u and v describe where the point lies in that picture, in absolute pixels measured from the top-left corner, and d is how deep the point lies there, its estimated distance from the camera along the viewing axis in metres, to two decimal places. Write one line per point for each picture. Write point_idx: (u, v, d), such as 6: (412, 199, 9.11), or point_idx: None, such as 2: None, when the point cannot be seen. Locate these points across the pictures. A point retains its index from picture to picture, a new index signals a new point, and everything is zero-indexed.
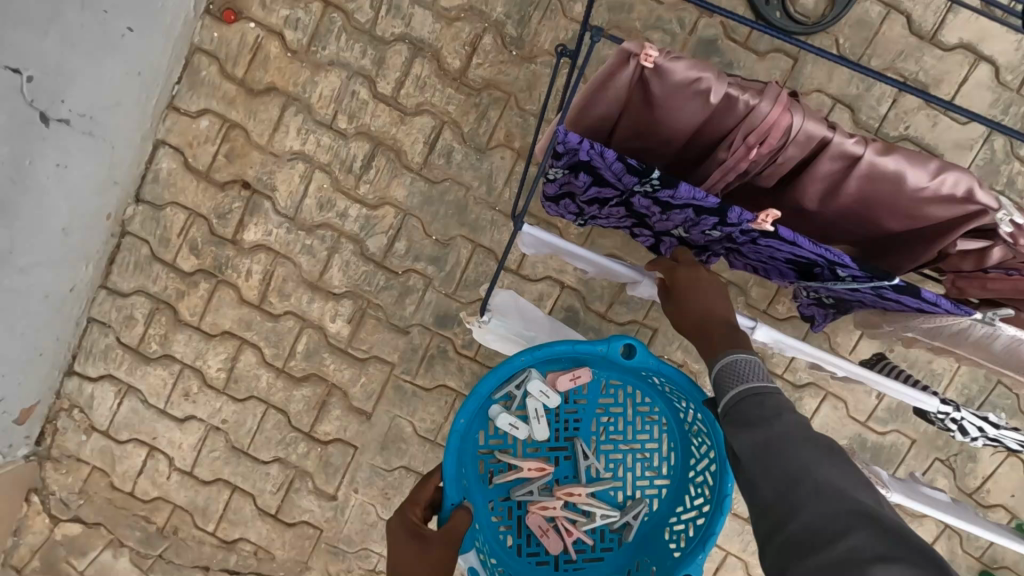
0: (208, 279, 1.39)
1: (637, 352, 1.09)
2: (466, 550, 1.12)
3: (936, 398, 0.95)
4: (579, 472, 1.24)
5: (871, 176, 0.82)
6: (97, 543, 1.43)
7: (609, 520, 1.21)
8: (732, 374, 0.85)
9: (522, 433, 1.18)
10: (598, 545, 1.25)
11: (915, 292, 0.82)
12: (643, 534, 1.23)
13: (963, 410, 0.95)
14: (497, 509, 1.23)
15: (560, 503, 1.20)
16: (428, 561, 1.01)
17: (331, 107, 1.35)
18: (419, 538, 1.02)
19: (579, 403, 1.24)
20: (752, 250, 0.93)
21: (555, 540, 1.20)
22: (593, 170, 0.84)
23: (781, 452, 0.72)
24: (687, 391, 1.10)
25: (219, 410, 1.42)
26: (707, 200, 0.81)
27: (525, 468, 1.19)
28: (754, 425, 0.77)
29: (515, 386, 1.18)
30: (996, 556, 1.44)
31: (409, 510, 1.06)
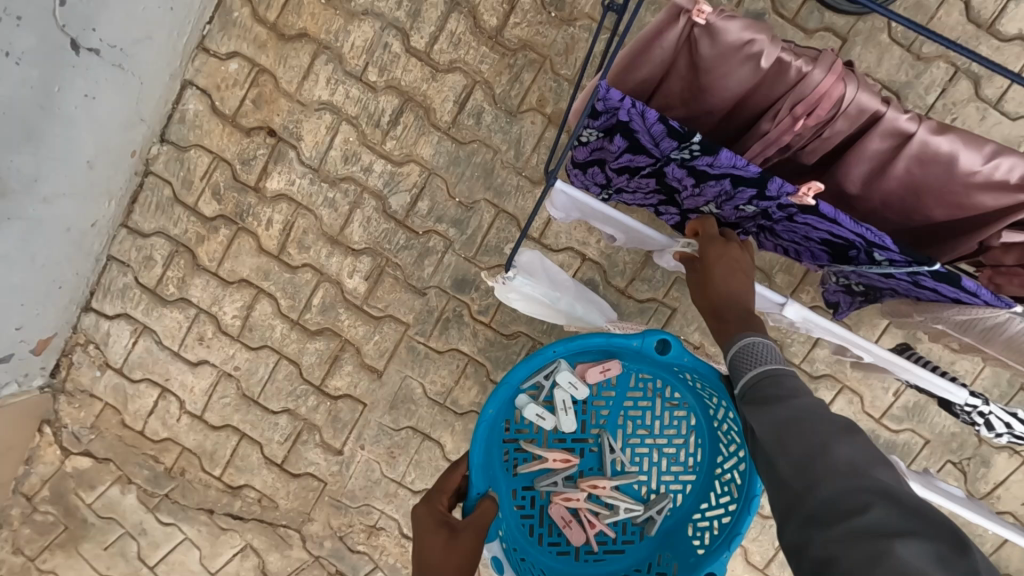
0: (228, 225, 1.39)
1: (672, 347, 1.07)
2: (489, 539, 1.09)
3: (965, 390, 0.91)
4: (604, 464, 1.23)
5: (921, 157, 0.78)
6: (106, 478, 1.47)
7: (632, 513, 1.20)
8: (750, 357, 0.87)
9: (548, 423, 1.20)
10: (619, 537, 1.24)
11: (954, 279, 0.78)
12: (666, 527, 1.22)
13: (992, 404, 0.92)
14: (520, 498, 1.24)
15: (583, 495, 1.19)
16: (461, 553, 0.96)
17: (361, 59, 1.32)
18: (447, 527, 0.99)
19: (608, 396, 1.23)
20: (786, 229, 0.91)
21: (578, 531, 1.20)
22: (630, 133, 0.82)
23: (799, 428, 0.73)
24: (718, 388, 1.08)
25: (232, 356, 1.42)
26: (748, 169, 0.77)
27: (549, 459, 1.19)
28: (770, 401, 0.79)
29: (544, 376, 1.20)
30: (999, 563, 1.40)
31: (436, 498, 1.04)
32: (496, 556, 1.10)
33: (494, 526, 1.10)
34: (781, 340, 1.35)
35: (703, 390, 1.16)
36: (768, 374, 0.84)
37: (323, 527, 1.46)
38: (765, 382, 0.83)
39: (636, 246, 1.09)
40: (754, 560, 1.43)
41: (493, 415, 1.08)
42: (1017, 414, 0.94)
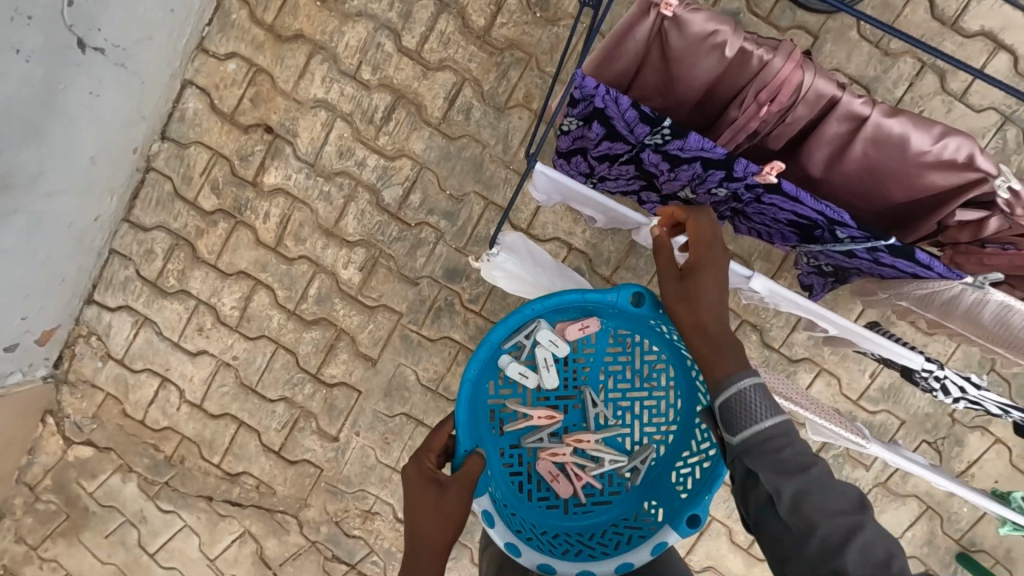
0: (227, 219, 1.43)
1: (646, 301, 1.10)
2: (477, 492, 1.09)
3: (920, 355, 0.86)
4: (587, 419, 1.27)
5: (877, 139, 0.84)
6: (107, 467, 1.51)
7: (617, 465, 1.25)
8: (744, 407, 0.81)
9: (532, 381, 1.23)
10: (607, 489, 1.28)
11: (909, 253, 0.83)
12: (650, 476, 1.25)
13: (947, 368, 0.86)
14: (507, 457, 1.26)
15: (569, 450, 1.24)
16: (447, 509, 0.96)
17: (355, 58, 1.38)
18: (436, 483, 0.98)
19: (588, 353, 1.27)
20: (756, 211, 0.96)
21: (565, 484, 1.24)
22: (607, 120, 0.87)
23: (821, 503, 0.72)
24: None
25: (230, 346, 1.47)
26: (716, 151, 0.83)
27: (535, 416, 1.23)
28: (790, 472, 0.75)
29: (525, 335, 1.24)
30: (975, 539, 1.45)
31: (424, 457, 1.03)
32: (486, 510, 1.09)
33: (481, 482, 1.11)
34: (761, 325, 1.40)
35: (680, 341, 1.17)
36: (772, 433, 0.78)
37: (320, 512, 1.50)
38: (771, 439, 0.78)
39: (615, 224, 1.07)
40: (738, 539, 1.47)
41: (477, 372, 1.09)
42: (972, 378, 0.88)
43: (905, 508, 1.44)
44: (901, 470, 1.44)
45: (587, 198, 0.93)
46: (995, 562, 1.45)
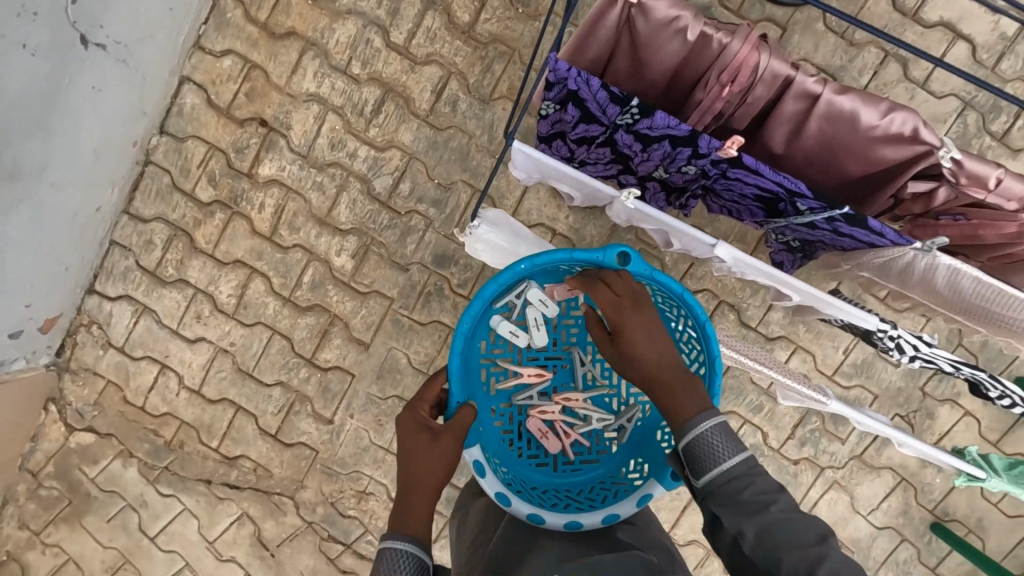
0: (224, 209, 1.49)
1: (632, 260, 1.07)
2: (469, 443, 1.14)
3: (876, 316, 0.91)
4: (576, 378, 1.37)
5: (830, 116, 0.90)
6: (108, 453, 1.56)
7: (604, 423, 1.34)
8: (706, 452, 0.87)
9: (522, 341, 1.29)
10: (594, 448, 1.36)
11: (862, 221, 0.88)
12: (636, 435, 1.31)
13: (899, 327, 0.90)
14: (499, 415, 1.34)
15: (558, 408, 1.33)
16: (438, 455, 1.02)
17: (346, 54, 1.44)
18: (428, 430, 1.03)
19: (576, 316, 1.36)
20: (724, 187, 1.02)
21: (555, 441, 1.32)
22: (580, 102, 0.93)
23: (785, 536, 0.79)
24: (678, 297, 1.10)
25: (228, 333, 1.52)
26: (681, 128, 0.88)
27: (525, 374, 1.31)
28: (751, 511, 0.81)
29: (517, 296, 1.30)
30: (948, 509, 1.50)
31: (418, 407, 1.07)
32: (477, 461, 1.13)
33: (472, 434, 1.16)
34: (738, 305, 1.45)
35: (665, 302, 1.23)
36: (730, 472, 0.85)
37: (316, 493, 1.55)
38: (729, 477, 0.85)
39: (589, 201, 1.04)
40: None
41: (470, 327, 1.12)
42: (923, 336, 0.91)
43: (879, 479, 1.50)
44: (876, 443, 1.49)
45: (566, 175, 0.96)
46: (968, 531, 1.51)
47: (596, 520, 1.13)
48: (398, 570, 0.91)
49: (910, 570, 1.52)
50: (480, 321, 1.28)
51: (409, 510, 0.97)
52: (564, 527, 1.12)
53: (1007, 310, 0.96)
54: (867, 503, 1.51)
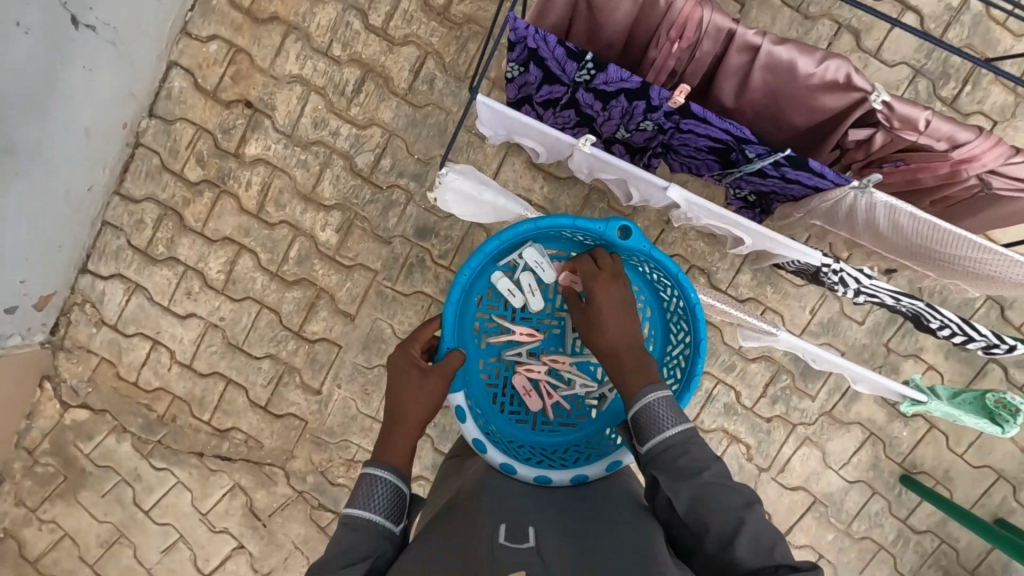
0: (212, 188, 1.55)
1: (632, 234, 1.16)
2: (454, 389, 1.22)
3: (819, 251, 0.97)
4: (565, 343, 1.42)
5: (771, 66, 0.96)
6: (103, 428, 1.60)
7: (586, 390, 1.39)
8: (651, 420, 0.97)
9: (518, 301, 1.35)
10: (574, 413, 1.41)
11: (803, 162, 0.95)
12: (615, 407, 1.36)
13: (841, 262, 0.96)
14: (487, 368, 1.41)
15: (544, 368, 1.39)
16: (425, 390, 1.10)
17: (327, 36, 1.51)
18: (418, 368, 1.12)
19: None
20: (680, 142, 1.09)
21: (536, 399, 1.38)
22: (541, 61, 1.00)
23: (713, 502, 0.87)
24: (673, 276, 1.18)
25: (217, 308, 1.57)
26: (633, 80, 0.95)
27: (517, 332, 1.37)
28: (688, 477, 0.90)
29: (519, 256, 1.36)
30: (916, 462, 1.56)
31: (410, 348, 1.16)
32: (459, 406, 1.21)
33: (458, 380, 1.23)
34: (708, 269, 1.52)
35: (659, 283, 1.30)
36: (670, 442, 0.94)
37: (306, 463, 1.60)
38: (667, 446, 0.94)
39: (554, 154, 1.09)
40: None
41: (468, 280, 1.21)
42: (864, 270, 0.98)
43: (849, 434, 1.56)
44: (844, 399, 1.55)
45: (528, 127, 1.01)
46: (936, 483, 1.56)
47: (564, 478, 1.18)
48: (376, 496, 0.98)
49: (881, 522, 1.58)
50: (480, 274, 1.35)
51: (390, 443, 1.04)
52: (534, 480, 1.18)
53: (946, 250, 1.02)
54: (838, 458, 1.56)
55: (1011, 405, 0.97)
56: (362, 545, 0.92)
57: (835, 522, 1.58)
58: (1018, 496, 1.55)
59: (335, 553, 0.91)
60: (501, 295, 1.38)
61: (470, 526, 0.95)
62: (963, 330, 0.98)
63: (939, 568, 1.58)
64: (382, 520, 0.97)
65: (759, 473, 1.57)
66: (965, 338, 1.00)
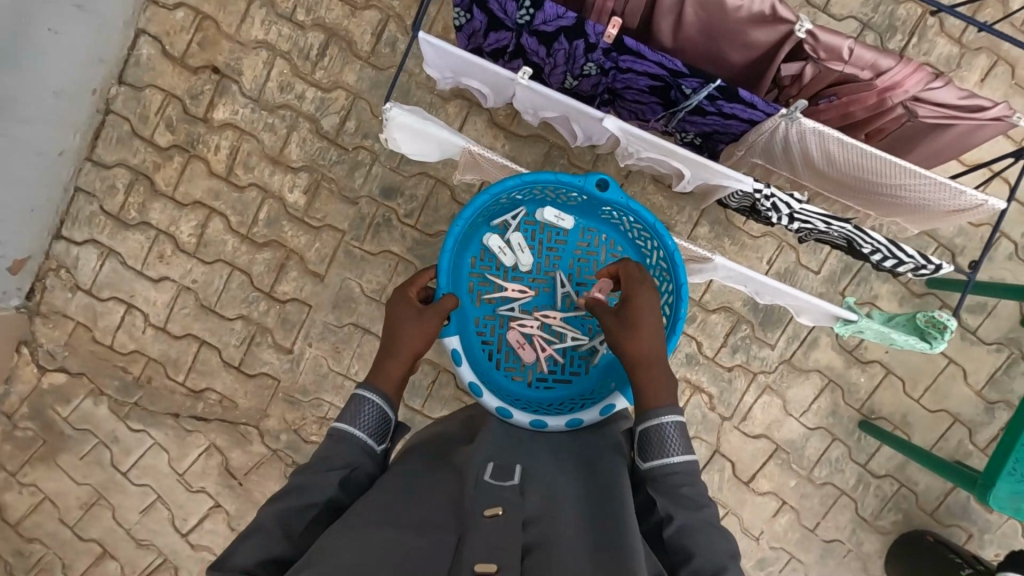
0: (181, 153, 1.58)
1: (610, 187, 1.21)
2: (449, 334, 1.25)
3: (750, 177, 1.02)
4: (556, 300, 1.41)
5: (700, 1, 1.00)
6: (80, 391, 1.63)
7: (578, 342, 1.40)
8: (659, 442, 0.98)
9: (509, 259, 1.39)
10: (568, 368, 1.41)
11: (733, 92, 1.00)
12: (607, 360, 1.38)
13: (772, 186, 1.00)
14: (482, 325, 1.41)
15: (536, 322, 1.40)
16: (425, 328, 1.13)
17: (291, 2, 1.55)
18: (416, 309, 1.14)
19: (560, 243, 1.42)
20: (624, 85, 1.12)
21: (530, 351, 1.38)
22: (484, 4, 1.05)
23: (707, 537, 0.90)
24: (650, 226, 1.23)
25: (190, 271, 1.61)
26: (568, 16, 1.00)
27: (508, 289, 1.40)
28: (687, 506, 0.93)
29: (511, 217, 1.40)
30: (874, 408, 1.60)
31: (407, 291, 1.18)
32: (455, 349, 1.24)
33: (452, 324, 1.27)
34: (668, 223, 1.55)
35: (640, 238, 1.35)
36: (675, 470, 0.96)
37: (279, 422, 1.63)
38: (672, 476, 0.96)
39: (506, 92, 1.12)
40: None
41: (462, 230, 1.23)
42: (796, 195, 1.02)
43: (808, 382, 1.60)
44: (803, 347, 1.59)
45: (476, 68, 1.05)
46: (894, 428, 1.60)
47: (560, 423, 1.21)
48: (363, 415, 1.02)
49: (842, 467, 1.62)
50: (472, 235, 1.40)
51: (385, 373, 1.09)
52: (530, 425, 1.20)
53: (876, 179, 1.06)
54: (798, 405, 1.61)
55: (939, 322, 1.02)
56: (344, 453, 0.97)
57: (797, 468, 1.62)
58: (974, 439, 1.60)
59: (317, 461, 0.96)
60: (493, 255, 1.41)
61: (459, 472, 0.97)
62: (892, 253, 1.03)
63: (899, 512, 1.62)
64: (365, 436, 1.00)
65: (722, 422, 1.61)
66: (896, 262, 1.05)
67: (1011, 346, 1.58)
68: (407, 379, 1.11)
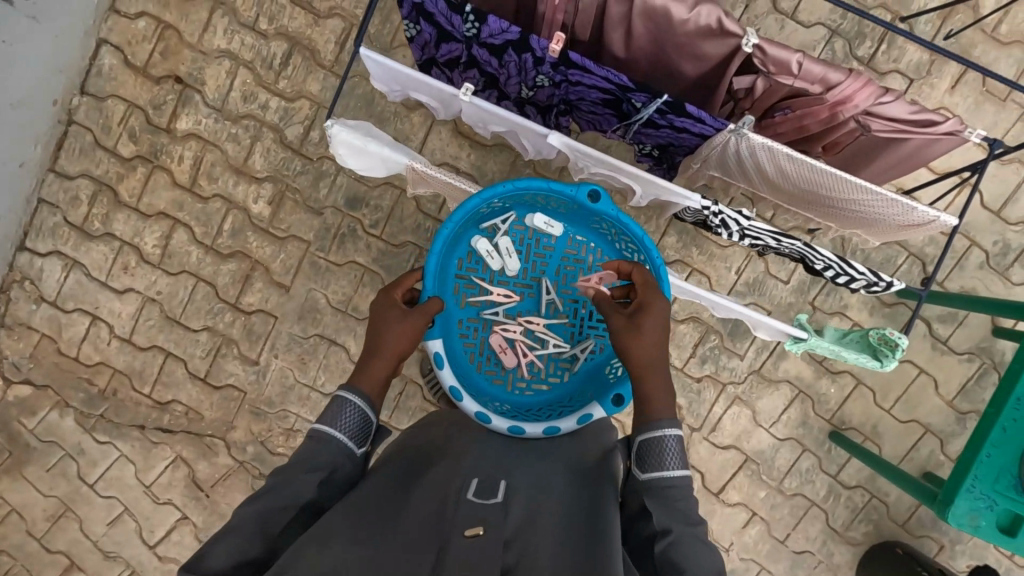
0: (145, 164, 1.57)
1: (601, 200, 1.14)
2: (432, 336, 1.19)
3: (698, 195, 1.01)
4: (540, 306, 1.36)
5: (647, 13, 0.98)
6: (46, 403, 1.62)
7: (559, 350, 1.35)
8: (660, 452, 0.94)
9: (496, 263, 1.33)
10: (547, 373, 1.37)
11: (680, 107, 0.98)
12: (588, 368, 1.34)
13: (720, 204, 0.99)
14: (464, 328, 1.35)
15: (520, 328, 1.35)
16: (410, 328, 1.08)
17: (253, 11, 1.53)
18: (399, 308, 1.09)
19: (546, 250, 1.36)
20: (578, 97, 1.10)
21: (512, 356, 1.33)
22: (431, 17, 1.03)
23: (698, 554, 0.85)
24: (638, 240, 1.19)
25: (154, 282, 1.60)
26: (512, 30, 0.98)
27: (494, 293, 1.34)
28: (681, 518, 0.88)
29: (501, 220, 1.34)
30: (845, 418, 1.59)
31: (392, 292, 1.12)
32: (438, 353, 1.19)
33: (436, 327, 1.21)
34: None
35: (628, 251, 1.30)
36: (673, 482, 0.91)
37: (245, 433, 1.62)
38: (671, 488, 0.91)
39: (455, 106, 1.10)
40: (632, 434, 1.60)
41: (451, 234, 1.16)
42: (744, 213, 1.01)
43: (777, 393, 1.58)
44: (772, 358, 1.58)
45: (420, 83, 1.04)
46: (864, 439, 1.59)
47: (537, 430, 1.16)
48: (343, 417, 0.96)
49: (813, 478, 1.60)
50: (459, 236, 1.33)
51: (365, 372, 1.04)
52: (507, 430, 1.15)
53: (830, 194, 1.05)
54: (768, 416, 1.59)
55: (891, 340, 1.01)
56: (325, 455, 0.92)
57: (767, 479, 1.60)
58: (945, 450, 1.58)
59: (297, 461, 0.91)
60: (480, 257, 1.35)
61: (443, 488, 0.92)
62: (844, 270, 1.02)
63: (870, 523, 1.61)
64: (344, 439, 0.95)
65: (691, 433, 1.59)
66: (846, 278, 1.04)
67: (982, 356, 1.56)
68: (391, 381, 1.07)
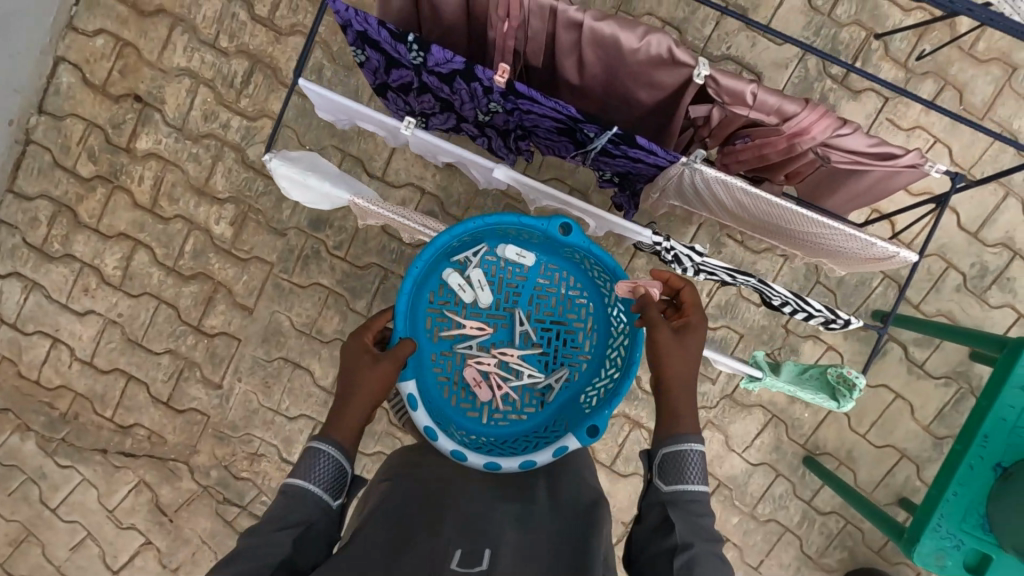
0: (105, 184, 1.54)
1: (573, 231, 1.13)
2: (405, 377, 1.12)
3: (648, 230, 1.00)
4: (514, 337, 1.32)
5: (596, 41, 0.94)
6: (5, 427, 1.59)
7: (533, 381, 1.31)
8: (685, 463, 0.90)
9: (468, 296, 1.29)
10: (523, 405, 1.31)
11: (630, 139, 0.95)
12: (563, 398, 1.29)
13: (671, 240, 0.97)
14: (437, 362, 1.30)
15: (493, 360, 1.30)
16: (381, 375, 1.03)
17: (213, 28, 1.50)
18: (370, 354, 1.05)
19: (519, 280, 1.31)
20: (533, 124, 1.07)
21: (486, 391, 1.29)
22: (376, 45, 1.00)
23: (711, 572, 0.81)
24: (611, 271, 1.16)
25: (115, 305, 1.57)
26: (456, 60, 0.94)
27: (467, 327, 1.30)
28: (701, 532, 0.84)
29: (472, 253, 1.30)
30: (819, 443, 1.56)
31: (364, 334, 1.09)
32: (411, 395, 1.11)
33: (410, 368, 1.14)
34: None
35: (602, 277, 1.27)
36: (695, 495, 0.87)
37: (208, 457, 1.59)
38: (694, 499, 0.87)
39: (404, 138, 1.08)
40: (602, 458, 1.57)
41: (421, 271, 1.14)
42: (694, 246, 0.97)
43: (750, 417, 1.55)
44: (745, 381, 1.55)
45: (366, 116, 1.02)
46: (839, 464, 1.56)
47: (512, 465, 1.10)
48: (318, 468, 0.92)
49: (786, 504, 1.57)
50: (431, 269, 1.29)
51: (338, 420, 0.99)
52: (483, 467, 1.09)
53: (788, 225, 1.02)
54: (740, 441, 1.56)
55: (848, 380, 1.01)
56: (300, 510, 0.88)
57: (740, 505, 1.57)
58: (922, 475, 1.55)
59: (270, 519, 0.87)
60: (452, 290, 1.31)
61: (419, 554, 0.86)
62: (801, 307, 0.99)
63: (845, 549, 1.58)
64: (320, 491, 0.91)
65: None
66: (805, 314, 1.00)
67: (959, 380, 1.53)
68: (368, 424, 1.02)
